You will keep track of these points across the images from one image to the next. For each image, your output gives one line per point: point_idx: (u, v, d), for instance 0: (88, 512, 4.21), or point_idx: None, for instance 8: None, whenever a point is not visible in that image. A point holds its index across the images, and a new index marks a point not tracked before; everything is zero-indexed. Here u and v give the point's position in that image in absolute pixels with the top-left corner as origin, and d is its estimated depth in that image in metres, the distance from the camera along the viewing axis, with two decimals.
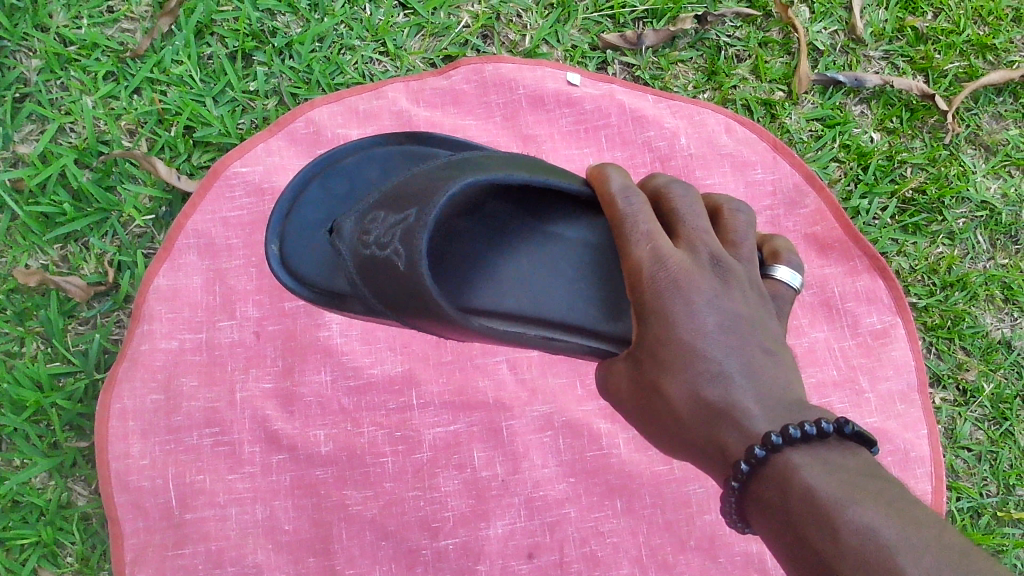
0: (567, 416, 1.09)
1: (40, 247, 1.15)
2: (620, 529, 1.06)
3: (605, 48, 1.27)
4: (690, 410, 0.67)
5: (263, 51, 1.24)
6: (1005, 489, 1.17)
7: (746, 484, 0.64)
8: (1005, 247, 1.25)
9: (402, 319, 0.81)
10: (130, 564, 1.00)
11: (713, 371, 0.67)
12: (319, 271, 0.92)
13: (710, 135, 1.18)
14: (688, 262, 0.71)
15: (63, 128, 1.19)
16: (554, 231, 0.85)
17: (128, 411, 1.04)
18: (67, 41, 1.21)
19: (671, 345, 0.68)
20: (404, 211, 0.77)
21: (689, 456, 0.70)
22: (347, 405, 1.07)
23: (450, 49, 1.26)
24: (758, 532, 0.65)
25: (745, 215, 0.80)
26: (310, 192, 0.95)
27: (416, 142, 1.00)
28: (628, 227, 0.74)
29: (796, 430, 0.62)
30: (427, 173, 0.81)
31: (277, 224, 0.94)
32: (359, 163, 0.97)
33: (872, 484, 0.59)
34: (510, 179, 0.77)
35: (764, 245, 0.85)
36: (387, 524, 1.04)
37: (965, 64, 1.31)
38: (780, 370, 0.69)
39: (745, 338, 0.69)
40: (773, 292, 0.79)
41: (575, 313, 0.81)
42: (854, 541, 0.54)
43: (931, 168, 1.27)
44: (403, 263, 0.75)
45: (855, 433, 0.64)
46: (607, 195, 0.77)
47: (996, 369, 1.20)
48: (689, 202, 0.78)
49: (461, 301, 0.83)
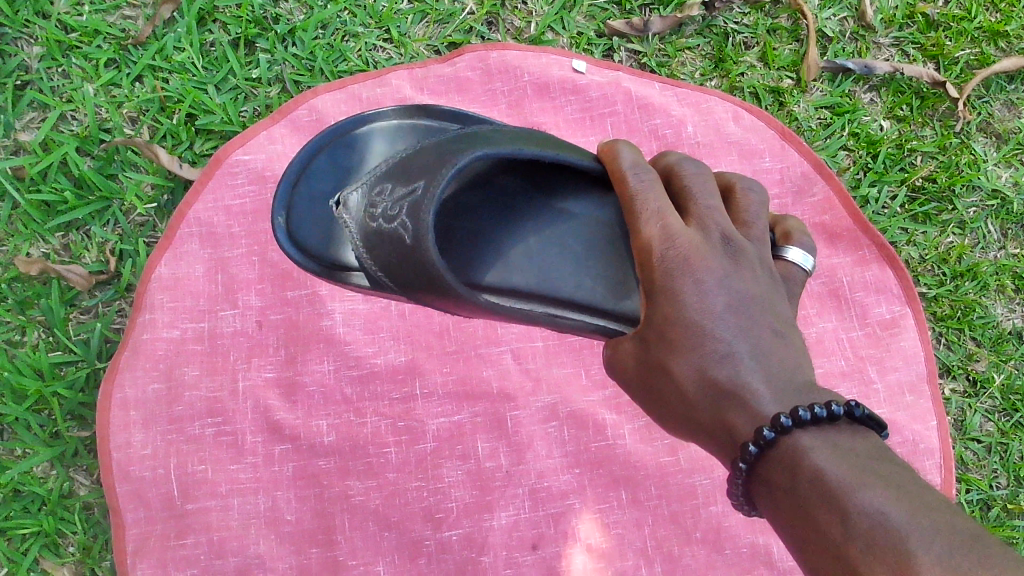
0: (572, 406, 1.08)
1: (41, 236, 1.14)
2: (625, 521, 1.05)
3: (611, 35, 1.26)
4: (698, 392, 0.66)
5: (266, 38, 1.22)
6: (1015, 482, 1.15)
7: (754, 466, 0.63)
8: (1016, 236, 1.24)
9: (408, 293, 0.81)
10: (132, 555, 0.99)
11: (722, 352, 0.66)
12: (323, 243, 0.91)
13: (716, 123, 1.16)
14: (697, 241, 0.70)
15: (64, 116, 1.18)
16: (563, 207, 0.84)
17: (130, 400, 1.03)
18: (68, 28, 1.20)
19: (679, 326, 0.67)
20: (412, 183, 0.77)
21: (695, 437, 0.69)
22: (350, 394, 1.06)
23: (454, 37, 1.24)
24: (764, 514, 0.64)
25: (757, 195, 0.79)
26: (318, 163, 0.95)
27: (426, 115, 0.98)
28: (638, 205, 0.73)
29: (806, 413, 0.61)
30: (436, 145, 0.80)
31: (284, 194, 0.93)
32: (368, 137, 0.96)
33: (882, 468, 0.58)
34: (519, 153, 0.76)
35: (775, 226, 0.84)
36: (390, 515, 1.03)
37: (976, 51, 1.29)
38: (790, 352, 0.68)
39: (754, 319, 0.68)
40: (785, 275, 0.78)
41: (582, 291, 0.80)
42: (863, 524, 0.53)
43: (941, 156, 1.25)
44: (410, 238, 0.74)
45: (864, 416, 0.63)
46: (617, 173, 0.76)
47: (1007, 360, 1.19)
48: (701, 180, 0.77)
49: (468, 276, 0.82)
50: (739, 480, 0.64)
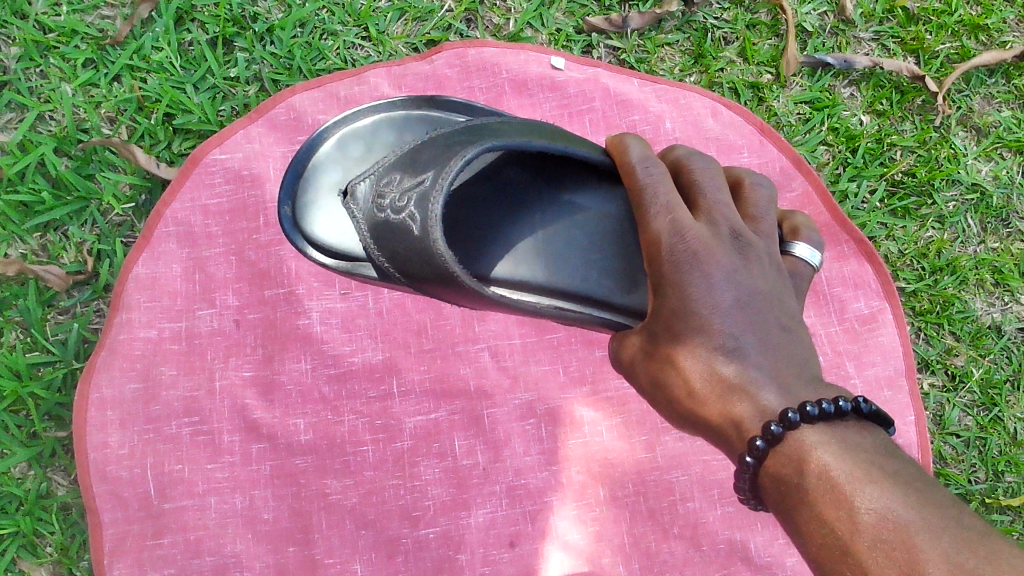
0: (549, 404, 1.08)
1: (19, 236, 1.14)
2: (602, 518, 1.05)
3: (590, 31, 1.25)
4: (705, 386, 0.68)
5: (244, 37, 1.22)
6: (994, 476, 1.15)
7: (760, 461, 0.63)
8: (996, 230, 1.23)
9: (414, 284, 0.82)
10: (109, 555, 0.99)
11: (730, 347, 0.67)
12: (331, 234, 0.92)
13: (695, 119, 1.16)
14: (707, 236, 0.71)
15: (42, 116, 1.18)
16: (569, 200, 0.84)
17: (106, 400, 1.03)
18: (46, 29, 1.20)
19: (687, 321, 0.69)
20: (420, 175, 0.77)
21: (702, 430, 0.70)
22: (327, 393, 1.06)
23: (433, 34, 1.24)
24: (770, 508, 0.65)
25: (765, 189, 0.82)
26: (325, 152, 0.95)
27: (434, 107, 0.96)
28: (647, 198, 0.74)
29: (814, 408, 0.62)
30: (444, 137, 0.80)
31: (290, 184, 0.93)
32: (375, 128, 0.95)
33: (891, 464, 0.58)
34: (528, 146, 0.75)
35: (784, 221, 0.88)
36: (367, 514, 1.03)
37: (956, 45, 1.28)
38: (798, 347, 0.69)
39: (763, 313, 0.69)
40: (792, 269, 0.82)
41: (588, 284, 0.81)
42: (871, 520, 0.54)
43: (921, 150, 1.25)
44: (418, 229, 0.76)
45: (872, 412, 0.64)
46: (626, 166, 0.77)
47: (986, 354, 1.18)
48: (710, 175, 0.78)
49: (474, 268, 0.82)
50: (746, 475, 0.64)
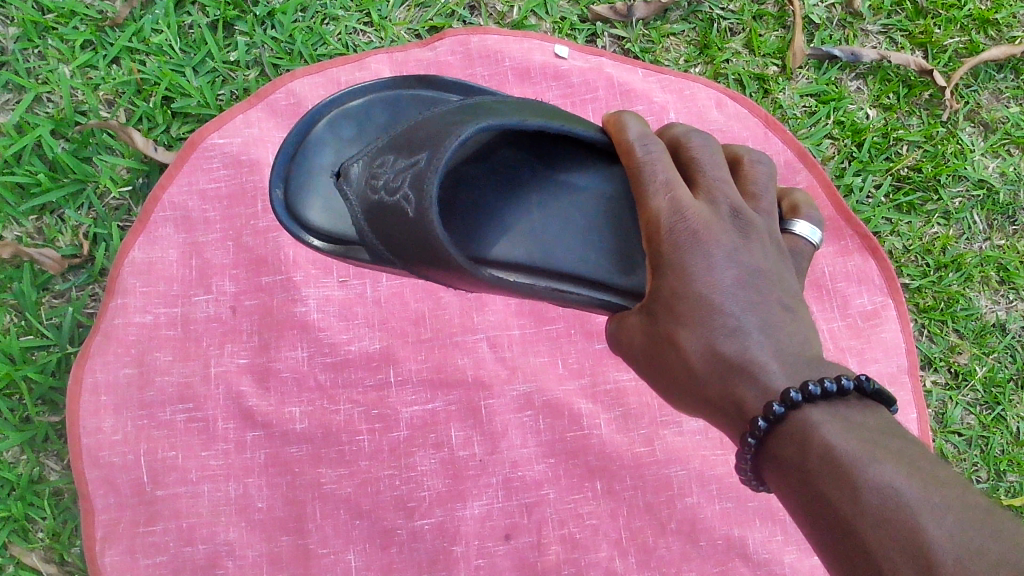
0: (547, 395, 1.07)
1: (15, 219, 1.13)
2: (599, 512, 1.04)
3: (595, 20, 1.23)
4: (706, 365, 0.66)
5: (244, 20, 1.21)
6: (995, 476, 1.14)
7: (762, 441, 0.62)
8: (1002, 227, 1.22)
9: (410, 267, 0.81)
10: (100, 542, 0.98)
11: (731, 326, 0.66)
12: (325, 217, 0.90)
13: (700, 109, 1.14)
14: (707, 214, 0.70)
15: (40, 97, 1.17)
16: (567, 180, 0.83)
17: (100, 385, 1.02)
18: (45, 9, 1.18)
19: (688, 300, 0.67)
20: (416, 154, 0.76)
21: (701, 411, 0.69)
22: (324, 381, 1.05)
23: (435, 20, 1.22)
24: (772, 489, 0.64)
25: (765, 166, 0.80)
26: (317, 134, 0.93)
27: (426, 85, 0.95)
28: (646, 176, 0.73)
29: (816, 387, 0.60)
30: (439, 116, 0.78)
31: (282, 166, 0.92)
32: (368, 107, 0.94)
33: (893, 443, 0.57)
34: (524, 125, 0.74)
35: (782, 200, 0.86)
36: (362, 504, 1.02)
37: (966, 39, 1.27)
38: (800, 326, 0.68)
39: (763, 293, 0.68)
40: (792, 248, 0.80)
41: (585, 265, 0.80)
42: (873, 498, 0.53)
43: (927, 145, 1.24)
44: (413, 210, 0.74)
45: (875, 391, 0.62)
46: (625, 144, 0.76)
47: (990, 352, 1.17)
48: (708, 152, 0.77)
49: (470, 251, 0.81)
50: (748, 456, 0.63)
